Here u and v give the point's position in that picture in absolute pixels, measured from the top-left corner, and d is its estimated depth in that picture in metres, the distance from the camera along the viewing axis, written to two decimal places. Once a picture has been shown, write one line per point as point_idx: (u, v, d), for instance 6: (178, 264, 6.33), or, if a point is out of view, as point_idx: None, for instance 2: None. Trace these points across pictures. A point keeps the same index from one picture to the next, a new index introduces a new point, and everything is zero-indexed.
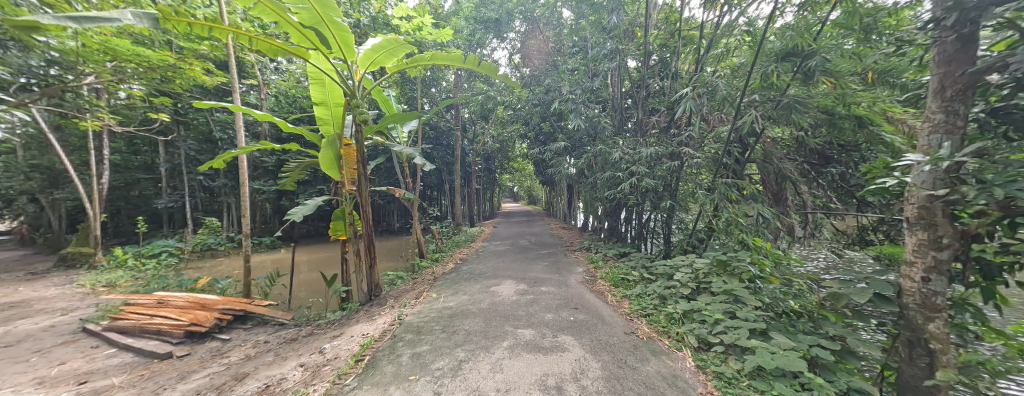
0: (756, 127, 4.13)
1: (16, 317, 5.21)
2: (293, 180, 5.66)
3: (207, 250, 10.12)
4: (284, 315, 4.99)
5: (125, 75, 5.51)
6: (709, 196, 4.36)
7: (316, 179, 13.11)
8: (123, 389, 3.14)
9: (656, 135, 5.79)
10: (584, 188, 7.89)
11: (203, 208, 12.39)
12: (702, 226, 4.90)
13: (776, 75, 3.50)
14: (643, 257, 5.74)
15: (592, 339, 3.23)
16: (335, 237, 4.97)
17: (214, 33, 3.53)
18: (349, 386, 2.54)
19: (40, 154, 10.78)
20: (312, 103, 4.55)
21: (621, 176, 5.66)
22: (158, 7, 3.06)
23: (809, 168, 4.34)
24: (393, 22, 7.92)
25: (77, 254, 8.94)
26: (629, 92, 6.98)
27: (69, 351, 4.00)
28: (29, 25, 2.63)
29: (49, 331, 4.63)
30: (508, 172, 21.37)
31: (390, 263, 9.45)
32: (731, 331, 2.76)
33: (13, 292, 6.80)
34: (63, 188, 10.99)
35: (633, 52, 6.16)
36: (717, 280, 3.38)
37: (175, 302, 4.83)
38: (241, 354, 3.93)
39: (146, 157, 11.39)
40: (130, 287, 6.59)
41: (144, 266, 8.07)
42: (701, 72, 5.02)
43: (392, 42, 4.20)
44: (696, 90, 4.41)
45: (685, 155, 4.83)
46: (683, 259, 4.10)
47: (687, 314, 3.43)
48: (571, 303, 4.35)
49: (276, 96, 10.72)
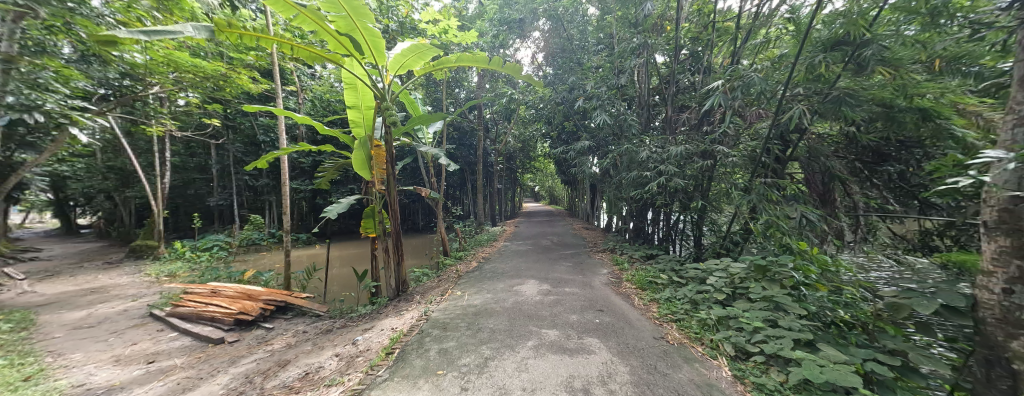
0: (799, 123, 3.85)
1: (97, 301, 5.89)
2: (328, 180, 5.92)
3: (252, 245, 10.91)
4: (319, 307, 5.27)
5: (184, 84, 6.05)
6: (746, 197, 4.12)
7: (348, 179, 13.74)
8: (183, 370, 3.47)
9: (686, 132, 5.57)
10: (609, 188, 7.72)
11: (249, 206, 13.37)
12: (737, 228, 4.66)
13: (824, 66, 3.26)
14: (672, 259, 5.52)
15: (620, 342, 3.15)
16: (366, 234, 5.19)
17: (261, 43, 3.79)
18: (381, 377, 2.64)
19: (114, 156, 12.07)
20: (345, 107, 4.77)
21: (649, 176, 5.46)
22: (214, 20, 3.34)
23: (862, 166, 3.97)
24: (421, 25, 8.17)
25: (144, 246, 9.95)
26: (657, 88, 6.78)
27: (139, 334, 4.48)
28: (107, 40, 2.92)
29: (123, 315, 5.19)
30: (531, 172, 21.38)
31: (416, 260, 9.75)
32: (771, 340, 2.59)
33: (93, 279, 7.69)
34: (134, 187, 12.29)
35: (662, 46, 5.92)
36: (755, 286, 3.19)
37: (225, 292, 5.26)
38: (282, 342, 4.20)
39: (200, 159, 12.47)
40: (187, 277, 7.25)
41: (199, 258, 8.88)
42: (736, 65, 4.77)
43: (421, 45, 4.29)
44: (730, 84, 4.19)
45: (719, 154, 4.61)
46: (717, 263, 3.92)
47: (721, 321, 3.26)
48: (596, 304, 4.28)
49: (313, 101, 11.36)
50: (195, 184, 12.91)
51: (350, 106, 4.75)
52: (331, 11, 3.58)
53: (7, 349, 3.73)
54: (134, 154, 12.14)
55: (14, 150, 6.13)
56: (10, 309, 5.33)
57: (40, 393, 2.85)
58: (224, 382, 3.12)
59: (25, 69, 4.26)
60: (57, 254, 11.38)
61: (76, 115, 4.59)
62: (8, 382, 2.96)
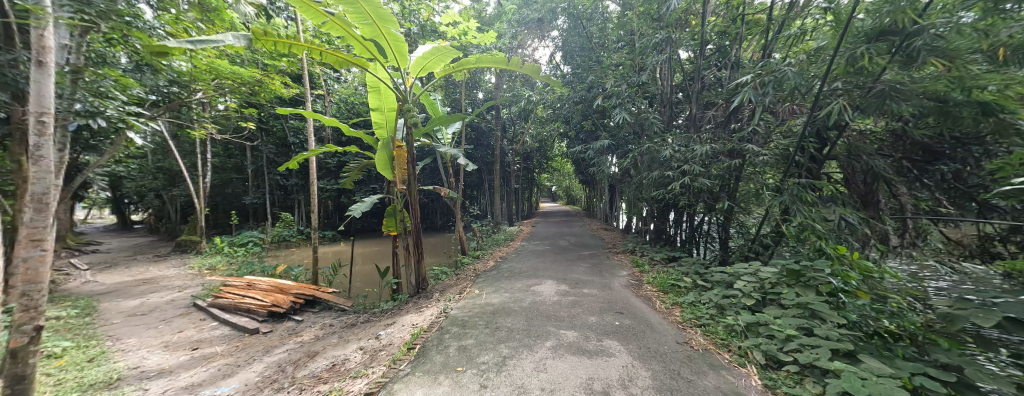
0: (838, 119, 3.62)
1: (149, 291, 6.41)
2: (352, 180, 6.12)
3: (283, 241, 11.48)
4: (344, 301, 5.46)
5: (224, 91, 6.43)
6: (777, 198, 3.92)
7: (370, 179, 14.17)
8: (224, 357, 3.71)
9: (712, 130, 5.38)
10: (628, 188, 7.55)
11: (280, 204, 14.07)
12: (768, 231, 4.44)
13: (867, 58, 3.06)
14: (695, 262, 5.32)
15: (641, 346, 3.08)
16: (388, 232, 5.34)
17: (294, 49, 3.99)
18: (403, 371, 2.72)
19: (163, 158, 13.06)
20: (368, 109, 4.94)
21: (672, 176, 5.29)
22: (252, 28, 3.55)
23: (910, 165, 3.66)
24: (441, 28, 8.33)
25: (188, 241, 10.73)
26: (680, 85, 6.59)
27: (185, 322, 4.84)
28: (158, 51, 3.17)
29: (171, 304, 5.62)
30: (547, 172, 21.27)
31: (435, 259, 9.92)
32: (806, 349, 2.44)
33: (144, 270, 8.36)
34: (180, 186, 13.25)
35: (686, 42, 5.72)
36: (788, 291, 3.01)
37: (260, 285, 5.57)
38: (311, 334, 4.41)
39: (237, 160, 13.27)
40: (226, 271, 7.74)
41: (236, 253, 9.48)
42: (767, 59, 4.56)
43: (442, 48, 4.36)
44: (761, 79, 4.01)
45: (748, 153, 4.41)
46: (746, 267, 3.74)
47: (750, 327, 3.12)
48: (615, 306, 4.20)
49: (339, 104, 11.85)
50: (232, 184, 13.75)
51: (374, 109, 4.91)
52: (358, 19, 3.72)
53: (75, 332, 4.14)
54: (180, 155, 13.09)
55: (80, 153, 6.76)
56: (77, 296, 5.90)
57: (102, 373, 3.14)
58: (259, 371, 3.32)
59: (90, 79, 4.70)
60: (114, 247, 12.43)
61: (132, 120, 5.04)
62: (76, 362, 3.28)
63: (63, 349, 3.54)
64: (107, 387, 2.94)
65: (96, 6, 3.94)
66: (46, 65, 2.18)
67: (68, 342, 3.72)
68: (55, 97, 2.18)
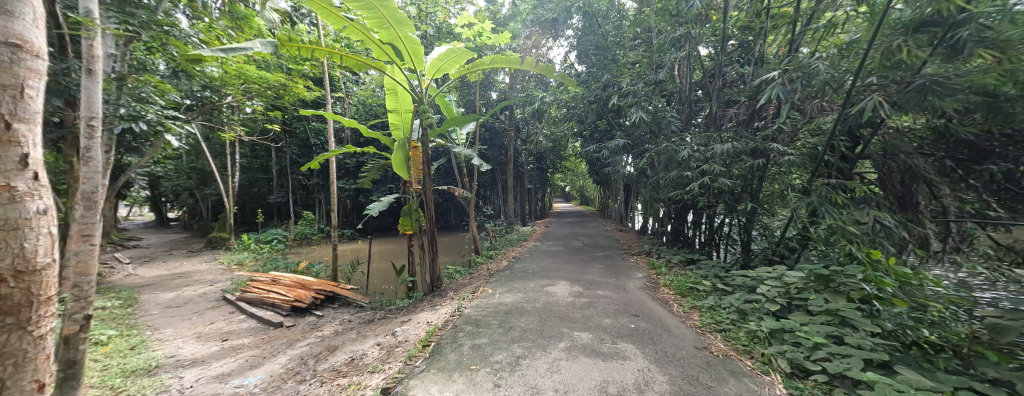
0: (873, 116, 3.42)
1: (183, 284, 6.80)
2: (370, 180, 6.26)
3: (305, 239, 11.92)
4: (362, 298, 5.60)
5: (252, 95, 6.73)
6: (804, 199, 3.75)
7: (387, 179, 14.49)
8: (251, 348, 3.90)
9: (735, 129, 5.20)
10: (644, 188, 7.38)
11: (303, 203, 14.60)
12: (793, 233, 4.25)
13: (905, 51, 2.88)
14: (715, 265, 5.16)
15: (657, 350, 3.02)
16: (404, 232, 5.44)
17: (316, 54, 4.14)
18: (418, 367, 2.77)
19: (196, 159, 13.81)
20: (385, 111, 5.06)
21: (691, 176, 5.15)
22: (278, 35, 3.71)
23: (954, 164, 3.38)
24: (457, 30, 8.41)
25: (218, 237, 11.31)
26: (700, 83, 6.41)
27: (215, 314, 5.10)
28: (194, 58, 3.37)
29: (203, 297, 5.94)
30: (560, 172, 21.16)
31: (449, 258, 10.04)
32: (836, 359, 2.31)
33: (180, 265, 8.87)
34: (212, 185, 13.99)
35: (707, 38, 5.54)
36: (816, 297, 2.86)
37: (284, 281, 5.82)
38: (331, 329, 4.56)
39: (263, 160, 13.86)
40: (252, 267, 8.11)
41: (262, 250, 9.91)
42: (794, 54, 4.36)
43: (456, 50, 4.44)
44: (790, 74, 3.84)
45: (773, 152, 4.24)
46: (769, 271, 3.59)
47: (774, 334, 2.99)
48: (631, 309, 4.13)
49: (358, 106, 12.18)
50: (258, 183, 14.36)
51: (391, 110, 5.02)
52: (376, 23, 3.82)
53: (119, 322, 4.45)
54: (211, 156, 13.80)
55: (122, 154, 7.23)
56: (120, 288, 6.33)
57: (142, 360, 3.36)
58: (283, 363, 3.46)
59: (133, 86, 5.06)
60: (153, 243, 13.26)
61: (170, 123, 5.37)
62: (120, 349, 3.52)
63: (108, 337, 3.82)
64: (147, 374, 3.14)
65: (138, 16, 4.19)
66: (96, 72, 2.35)
67: (113, 331, 4.00)
68: (103, 102, 2.33)
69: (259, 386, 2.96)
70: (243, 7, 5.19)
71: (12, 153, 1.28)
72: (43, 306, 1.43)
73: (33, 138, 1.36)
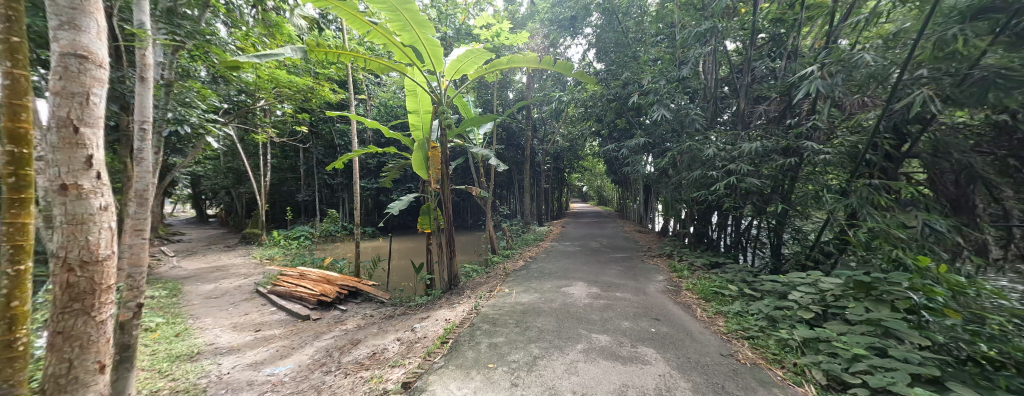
0: (923, 111, 3.16)
1: (221, 277, 7.26)
2: (391, 179, 6.41)
3: (330, 236, 12.43)
4: (383, 294, 5.75)
5: (282, 98, 7.07)
6: (842, 201, 3.54)
7: (407, 178, 14.84)
8: (282, 339, 4.11)
9: (764, 127, 4.96)
10: (665, 189, 7.18)
11: (328, 201, 15.20)
12: (829, 237, 4.01)
13: (961, 41, 2.65)
14: (741, 269, 4.95)
15: (679, 355, 2.93)
16: (422, 230, 5.55)
17: (342, 58, 4.29)
18: (437, 363, 2.82)
19: (232, 159, 14.65)
20: (406, 112, 5.17)
21: (716, 175, 4.96)
22: (308, 41, 3.87)
23: (1018, 164, 3.05)
24: (475, 31, 8.47)
25: (251, 233, 11.99)
26: (726, 79, 6.15)
27: (249, 306, 5.41)
28: (233, 65, 3.58)
29: (238, 289, 6.31)
30: (578, 171, 20.95)
31: (466, 257, 10.16)
32: (878, 372, 2.15)
33: (217, 258, 9.48)
34: (246, 184, 14.83)
35: (735, 31, 5.31)
36: (855, 305, 2.68)
37: (311, 276, 6.09)
38: (354, 323, 4.72)
39: (292, 161, 14.55)
40: (282, 262, 8.54)
41: (290, 246, 10.41)
42: (831, 47, 4.10)
43: (474, 50, 4.49)
44: (828, 68, 3.62)
45: (807, 150, 4.01)
46: (803, 276, 3.41)
47: (808, 343, 2.83)
48: (651, 312, 4.03)
49: (379, 107, 12.54)
50: (288, 182, 15.08)
51: (411, 111, 5.13)
52: (398, 26, 3.92)
53: (166, 310, 4.81)
54: (245, 156, 14.61)
55: (169, 155, 7.80)
56: (167, 279, 6.84)
57: (186, 347, 3.60)
58: (310, 354, 3.62)
59: (179, 92, 5.45)
60: (194, 238, 14.21)
61: (210, 126, 5.74)
62: (166, 336, 3.81)
63: (156, 324, 4.14)
64: (189, 359, 3.37)
65: (184, 27, 4.47)
66: (147, 80, 2.54)
67: (161, 319, 4.34)
68: (153, 108, 2.53)
69: (289, 375, 3.11)
70: (275, 15, 5.47)
71: (79, 155, 1.41)
72: (103, 294, 1.55)
73: (97, 141, 1.49)
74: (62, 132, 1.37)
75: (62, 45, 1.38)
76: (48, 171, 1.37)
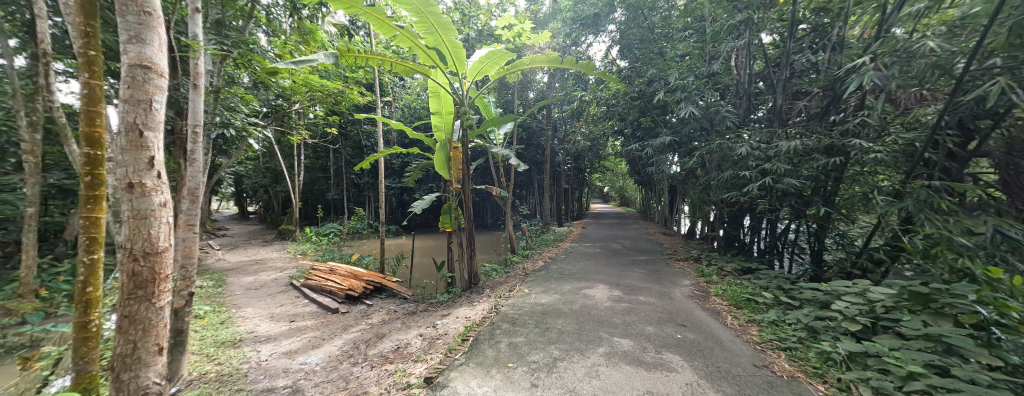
0: (995, 105, 2.84)
1: (259, 269, 7.75)
2: (414, 179, 6.56)
3: (357, 232, 12.98)
4: (406, 290, 5.91)
5: (314, 101, 7.43)
6: (895, 204, 3.25)
7: (430, 178, 15.17)
8: (313, 330, 4.32)
9: (805, 124, 4.64)
10: (692, 189, 6.90)
11: (355, 200, 15.84)
12: (879, 243, 3.69)
13: None
14: (777, 275, 4.66)
15: (708, 364, 2.81)
16: (444, 229, 5.64)
17: (369, 61, 4.44)
18: (458, 360, 2.86)
19: (269, 159, 15.57)
20: (429, 113, 5.28)
21: (749, 176, 4.70)
22: (339, 47, 4.05)
23: None
24: (497, 31, 8.52)
25: (286, 229, 12.72)
26: (760, 73, 5.82)
27: (284, 298, 5.73)
28: (271, 71, 3.79)
29: (274, 282, 6.71)
30: (599, 172, 20.61)
31: (486, 256, 10.25)
32: (938, 393, 1.94)
33: (256, 252, 10.13)
34: (281, 183, 15.74)
35: (772, 23, 5.00)
36: (911, 319, 2.45)
37: (339, 271, 6.38)
38: (379, 317, 4.88)
39: (323, 161, 15.28)
40: (313, 257, 8.99)
41: (321, 242, 10.95)
42: (883, 37, 3.77)
43: (497, 51, 4.53)
44: (881, 59, 3.34)
45: (854, 149, 3.72)
46: (849, 285, 3.16)
47: (854, 358, 2.63)
48: (677, 318, 3.89)
49: (403, 109, 12.93)
50: (319, 181, 15.83)
51: (434, 112, 5.23)
52: (422, 29, 4.00)
53: (212, 300, 5.21)
54: (280, 157, 15.48)
55: (215, 156, 8.41)
56: (213, 270, 7.40)
57: (229, 334, 3.88)
58: (339, 345, 3.79)
59: (225, 98, 5.89)
60: (236, 233, 15.30)
61: (250, 128, 6.13)
62: (213, 323, 4.13)
63: (204, 311, 4.49)
64: (232, 345, 3.62)
65: (230, 38, 4.78)
66: (199, 87, 2.74)
67: (208, 307, 4.69)
68: (203, 112, 2.74)
69: (320, 365, 3.27)
70: (309, 23, 5.76)
71: (143, 156, 1.56)
72: (162, 282, 1.69)
73: (158, 143, 1.63)
74: (129, 136, 1.51)
75: (130, 57, 1.52)
76: (118, 171, 1.52)
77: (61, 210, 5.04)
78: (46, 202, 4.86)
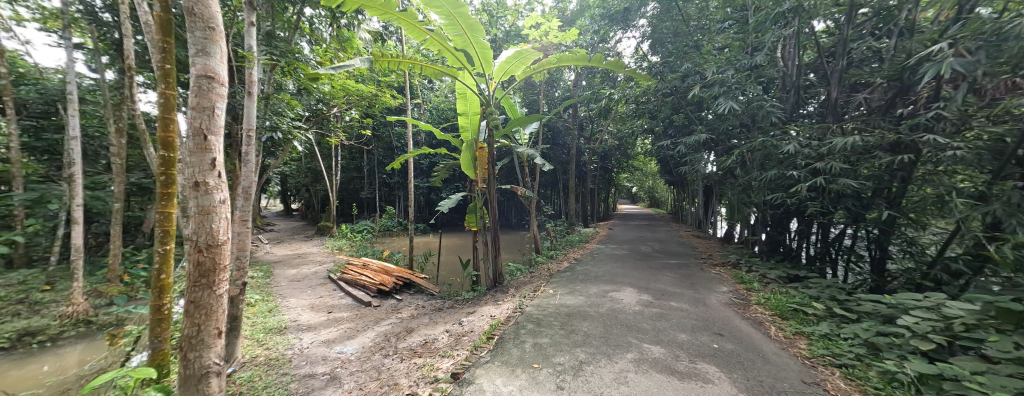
0: None
1: (300, 263, 8.32)
2: (441, 179, 6.71)
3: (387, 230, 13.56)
4: (433, 287, 6.06)
5: (350, 104, 7.84)
6: (978, 208, 2.86)
7: (456, 178, 15.46)
8: (348, 322, 4.55)
9: (865, 120, 4.19)
10: (730, 190, 6.50)
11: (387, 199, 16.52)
12: (958, 252, 3.27)
13: None
14: (829, 285, 4.27)
15: (748, 377, 2.63)
16: (471, 228, 5.71)
17: (400, 65, 4.58)
18: (483, 358, 2.88)
19: (309, 160, 16.62)
20: (456, 114, 5.39)
21: (797, 176, 4.33)
22: (373, 52, 4.23)
23: None
24: (524, 31, 8.49)
25: (325, 226, 13.55)
26: (810, 64, 5.34)
27: (322, 290, 6.09)
28: (312, 77, 4.02)
29: (313, 274, 7.16)
30: (628, 171, 20.01)
31: (511, 255, 10.29)
32: None
33: (298, 247, 10.88)
34: (320, 182, 16.75)
35: (826, 9, 4.56)
36: (998, 339, 2.15)
37: (372, 267, 6.66)
38: (408, 312, 5.05)
39: (358, 161, 16.06)
40: (348, 253, 9.48)
41: (354, 238, 11.54)
42: (965, 18, 3.31)
43: (523, 51, 4.53)
44: (962, 44, 2.94)
45: (926, 147, 3.31)
46: (919, 297, 2.82)
47: (924, 379, 2.34)
48: (713, 326, 3.67)
49: (432, 111, 13.30)
50: (354, 181, 16.67)
51: (461, 113, 5.34)
52: (451, 32, 4.08)
53: (261, 289, 5.67)
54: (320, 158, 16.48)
55: (262, 158, 9.11)
56: (261, 262, 8.05)
57: (275, 321, 4.19)
58: (371, 337, 3.96)
59: (273, 103, 6.38)
60: (280, 228, 16.52)
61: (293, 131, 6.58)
62: (262, 311, 4.49)
63: (255, 300, 4.90)
64: (278, 332, 3.91)
65: (278, 48, 5.13)
66: (252, 94, 2.99)
67: (258, 296, 5.11)
68: (256, 117, 2.97)
69: (355, 355, 3.43)
70: (347, 30, 6.07)
71: (207, 157, 1.71)
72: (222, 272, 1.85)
73: (219, 146, 1.79)
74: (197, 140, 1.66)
75: (198, 68, 1.68)
76: (186, 171, 1.68)
77: (140, 205, 5.73)
78: (129, 198, 5.55)
